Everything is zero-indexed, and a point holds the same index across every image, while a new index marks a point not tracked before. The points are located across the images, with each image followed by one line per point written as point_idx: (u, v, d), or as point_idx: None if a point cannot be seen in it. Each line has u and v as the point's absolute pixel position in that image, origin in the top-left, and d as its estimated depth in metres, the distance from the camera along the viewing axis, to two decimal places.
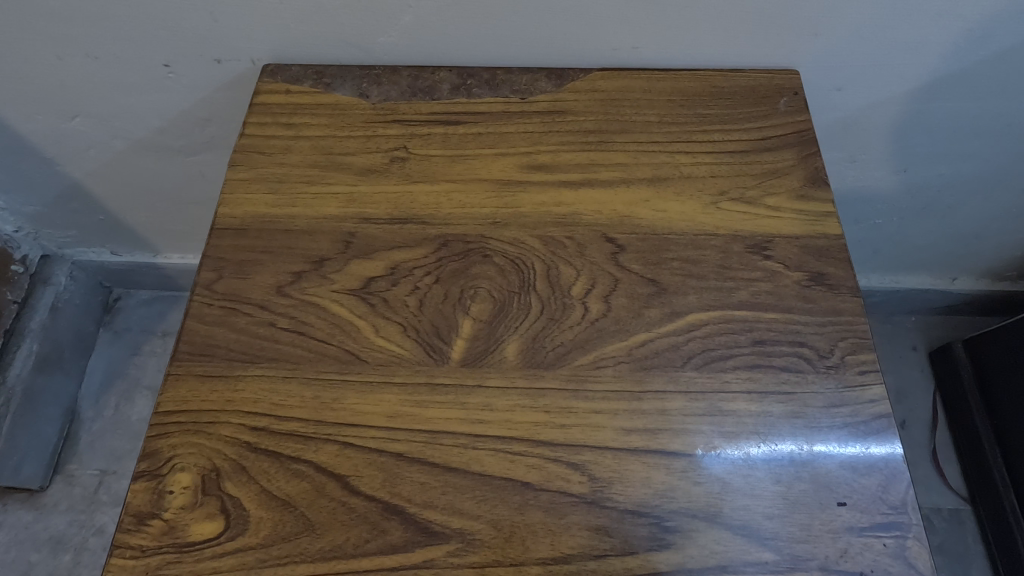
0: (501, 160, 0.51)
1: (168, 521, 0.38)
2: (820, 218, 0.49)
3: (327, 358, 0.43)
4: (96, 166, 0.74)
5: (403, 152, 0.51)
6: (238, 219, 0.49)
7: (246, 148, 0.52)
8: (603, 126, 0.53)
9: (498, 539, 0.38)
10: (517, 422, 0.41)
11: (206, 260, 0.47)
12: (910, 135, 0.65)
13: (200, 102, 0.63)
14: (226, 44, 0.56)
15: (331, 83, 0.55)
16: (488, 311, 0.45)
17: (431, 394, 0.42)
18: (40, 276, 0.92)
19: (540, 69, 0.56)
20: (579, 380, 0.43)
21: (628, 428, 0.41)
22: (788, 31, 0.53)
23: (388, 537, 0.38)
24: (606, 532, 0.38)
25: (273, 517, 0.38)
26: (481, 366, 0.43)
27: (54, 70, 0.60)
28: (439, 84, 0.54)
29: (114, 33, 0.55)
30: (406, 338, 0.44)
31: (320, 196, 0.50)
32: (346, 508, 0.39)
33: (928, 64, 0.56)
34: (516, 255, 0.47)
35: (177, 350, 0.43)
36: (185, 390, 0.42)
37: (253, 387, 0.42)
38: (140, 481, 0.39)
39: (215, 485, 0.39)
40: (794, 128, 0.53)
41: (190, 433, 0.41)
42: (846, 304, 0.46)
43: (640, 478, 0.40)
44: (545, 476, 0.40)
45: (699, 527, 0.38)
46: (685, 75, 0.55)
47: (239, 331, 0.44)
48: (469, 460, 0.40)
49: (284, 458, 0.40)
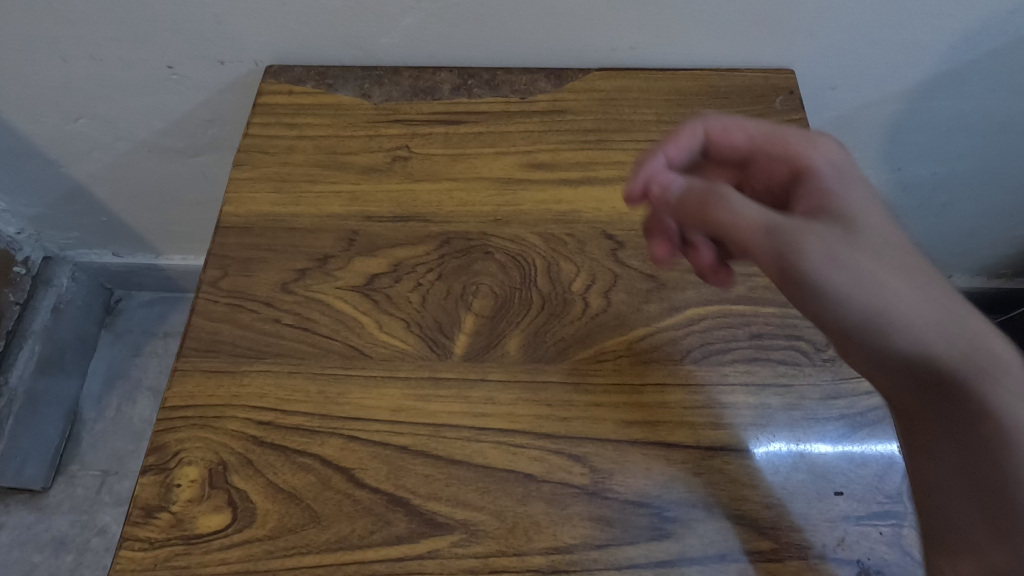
0: (502, 159, 0.52)
1: (176, 514, 0.39)
2: None
3: (332, 354, 0.44)
4: (98, 167, 0.74)
5: (405, 151, 0.52)
6: (242, 217, 0.49)
7: (249, 147, 0.52)
8: (602, 125, 0.53)
9: (501, 529, 0.39)
10: (519, 415, 0.42)
11: (211, 259, 0.48)
12: (905, 134, 0.65)
13: (202, 103, 0.63)
14: (230, 45, 0.56)
15: (333, 83, 0.55)
16: (490, 307, 0.45)
17: (434, 388, 0.43)
18: (42, 277, 0.92)
19: (539, 69, 0.56)
20: (579, 374, 0.43)
21: (629, 420, 0.42)
22: (784, 31, 0.54)
23: (393, 528, 0.38)
24: (607, 523, 0.39)
25: (280, 509, 0.39)
26: (483, 360, 0.44)
27: (57, 69, 0.60)
28: (440, 84, 0.55)
29: (117, 34, 0.56)
30: (409, 333, 0.45)
31: (323, 194, 0.50)
32: (352, 500, 0.39)
33: (922, 63, 0.57)
34: (517, 251, 0.48)
35: (183, 347, 0.44)
36: (192, 385, 0.43)
37: (259, 382, 0.43)
38: (148, 474, 0.40)
39: (222, 478, 0.40)
40: (790, 126, 0.53)
41: (197, 427, 0.41)
42: None
43: (641, 469, 0.40)
44: (547, 468, 0.40)
45: (698, 517, 0.39)
46: (683, 75, 0.56)
47: (244, 327, 0.45)
48: (472, 452, 0.41)
49: (289, 452, 0.41)
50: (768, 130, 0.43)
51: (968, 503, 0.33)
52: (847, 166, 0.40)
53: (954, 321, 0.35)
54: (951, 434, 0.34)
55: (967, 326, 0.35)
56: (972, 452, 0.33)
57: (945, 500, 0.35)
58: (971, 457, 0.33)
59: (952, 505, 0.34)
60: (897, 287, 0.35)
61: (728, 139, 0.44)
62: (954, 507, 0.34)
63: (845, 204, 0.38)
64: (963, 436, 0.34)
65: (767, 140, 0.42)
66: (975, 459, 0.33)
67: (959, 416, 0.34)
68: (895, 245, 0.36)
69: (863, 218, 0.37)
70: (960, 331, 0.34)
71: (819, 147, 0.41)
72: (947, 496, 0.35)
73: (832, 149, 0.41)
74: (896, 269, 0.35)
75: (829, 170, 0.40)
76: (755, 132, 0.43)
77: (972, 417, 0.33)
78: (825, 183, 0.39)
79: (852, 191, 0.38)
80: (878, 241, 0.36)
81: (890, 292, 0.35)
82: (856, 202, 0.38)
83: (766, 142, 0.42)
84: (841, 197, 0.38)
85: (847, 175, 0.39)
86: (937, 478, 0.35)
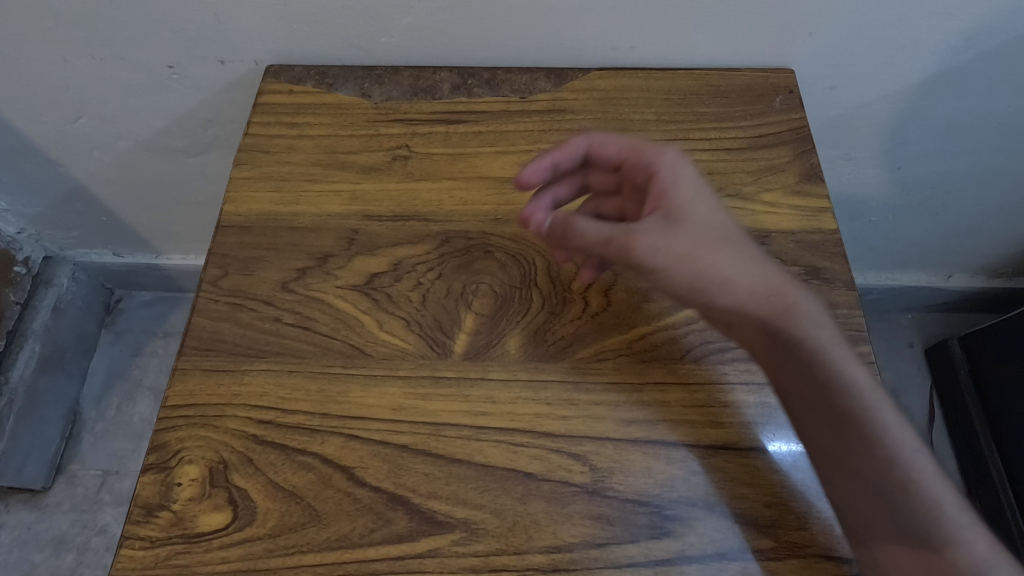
0: (502, 158, 0.52)
1: (176, 513, 0.39)
2: (815, 214, 0.50)
3: (332, 353, 0.44)
4: (98, 167, 0.74)
5: (405, 150, 0.52)
6: (242, 217, 0.50)
7: (250, 147, 0.53)
8: (602, 124, 0.53)
9: (501, 527, 0.39)
10: (519, 414, 0.42)
11: (211, 258, 0.48)
12: (904, 133, 0.65)
13: (202, 103, 0.63)
14: (229, 45, 0.56)
15: (333, 83, 0.55)
16: (490, 306, 0.46)
17: (434, 387, 0.43)
18: (42, 277, 0.92)
19: (539, 69, 0.56)
20: (579, 373, 0.43)
21: (629, 419, 0.42)
22: (784, 30, 0.54)
23: (393, 527, 0.39)
24: (607, 521, 0.39)
25: (280, 508, 0.39)
26: (483, 359, 0.44)
27: (57, 69, 0.60)
28: (440, 83, 0.55)
29: (118, 35, 0.56)
30: (409, 333, 0.45)
31: (324, 194, 0.50)
32: (352, 499, 0.39)
33: (920, 63, 0.57)
34: (516, 250, 0.48)
35: (183, 346, 0.44)
36: (192, 384, 0.43)
37: (260, 381, 0.43)
38: (148, 473, 0.40)
39: (223, 477, 0.40)
40: (789, 126, 0.54)
41: (198, 426, 0.41)
42: (841, 297, 0.47)
43: (640, 468, 0.40)
44: (547, 466, 0.40)
45: (698, 516, 0.39)
46: (683, 73, 0.56)
47: (245, 326, 0.45)
48: (472, 451, 0.41)
49: (290, 451, 0.41)
50: (631, 142, 0.44)
51: (889, 497, 0.37)
52: (688, 169, 0.43)
53: (777, 293, 0.39)
54: (855, 437, 0.38)
55: (793, 303, 0.39)
56: (880, 449, 0.37)
57: (871, 500, 0.38)
58: (879, 454, 0.37)
59: (881, 501, 0.37)
60: (730, 266, 0.39)
61: (603, 154, 0.45)
62: (883, 503, 0.37)
63: (680, 201, 0.41)
64: (864, 436, 0.38)
65: (631, 154, 0.44)
66: (883, 455, 0.37)
67: (856, 419, 0.38)
68: (721, 230, 0.40)
69: (692, 210, 0.41)
70: (792, 311, 0.39)
71: (671, 157, 0.43)
72: (875, 495, 0.37)
73: (677, 156, 0.43)
74: (727, 251, 0.39)
75: (676, 174, 0.42)
76: (622, 146, 0.45)
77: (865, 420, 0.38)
78: (666, 184, 0.42)
79: (687, 189, 0.41)
80: (703, 227, 0.40)
81: (721, 271, 0.38)
82: (688, 198, 0.41)
83: (631, 155, 0.44)
84: (675, 195, 0.41)
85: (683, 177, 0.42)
86: (856, 481, 0.38)
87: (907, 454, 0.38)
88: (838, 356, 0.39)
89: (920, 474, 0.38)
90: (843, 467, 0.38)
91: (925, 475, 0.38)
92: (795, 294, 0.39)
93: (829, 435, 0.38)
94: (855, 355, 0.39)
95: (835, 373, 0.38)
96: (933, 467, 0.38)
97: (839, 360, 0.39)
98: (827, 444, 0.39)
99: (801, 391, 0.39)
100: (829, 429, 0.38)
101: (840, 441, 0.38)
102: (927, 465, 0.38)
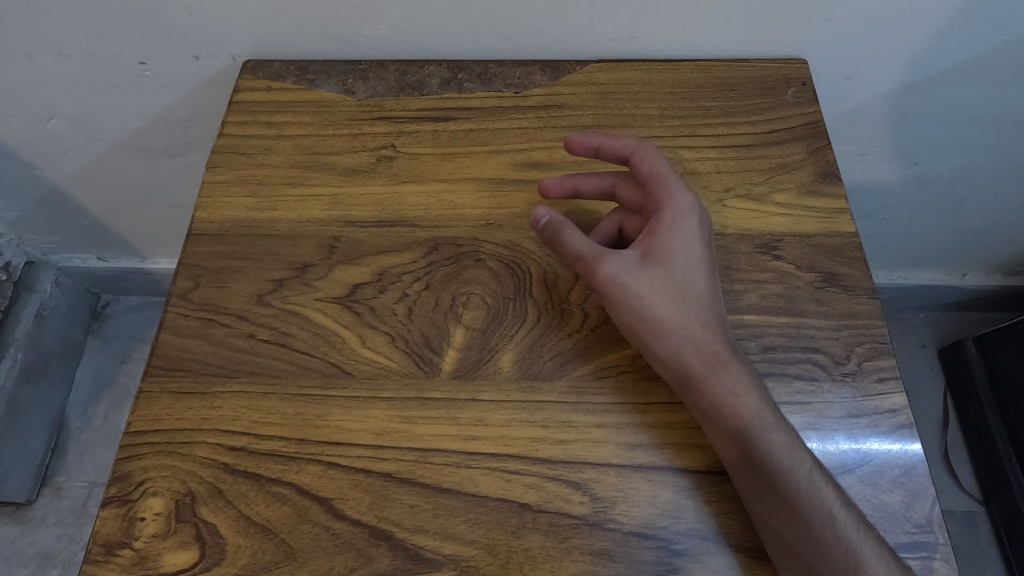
0: (494, 158, 0.49)
1: (139, 551, 0.36)
2: (831, 215, 0.46)
3: (310, 372, 0.41)
4: (74, 170, 0.71)
5: (391, 151, 0.49)
6: (215, 224, 0.46)
7: (224, 148, 0.49)
8: (602, 120, 0.50)
9: (493, 565, 0.35)
10: (513, 438, 0.38)
11: (182, 268, 0.44)
12: (924, 126, 0.61)
13: (180, 100, 0.60)
14: (205, 40, 0.53)
15: (314, 79, 0.52)
16: (481, 319, 0.42)
17: (421, 409, 0.39)
18: (24, 282, 0.89)
19: (534, 62, 0.53)
20: (579, 393, 0.40)
21: (633, 443, 0.38)
22: (797, 20, 0.50)
23: (375, 565, 0.35)
24: (608, 558, 0.36)
25: (252, 545, 0.36)
26: (473, 377, 0.40)
27: (24, 69, 0.57)
28: (428, 78, 0.52)
29: (82, 27, 0.52)
30: (395, 349, 0.41)
31: (303, 198, 0.47)
32: (331, 535, 0.36)
33: (947, 50, 0.53)
34: (510, 258, 0.44)
35: (149, 366, 0.41)
36: (158, 408, 0.39)
37: (231, 404, 0.39)
38: (109, 507, 0.37)
39: (190, 511, 0.36)
40: (803, 120, 0.50)
41: (164, 455, 0.38)
42: (861, 306, 0.43)
43: (645, 498, 0.37)
44: (543, 496, 0.37)
45: (709, 550, 0.36)
46: (687, 66, 0.53)
47: (217, 344, 0.42)
48: (462, 480, 0.37)
49: (263, 481, 0.37)
50: (664, 170, 0.43)
51: (809, 557, 0.35)
52: (693, 221, 0.42)
53: (710, 348, 0.39)
54: (778, 494, 0.36)
55: (728, 356, 0.39)
56: (801, 509, 0.35)
57: (794, 560, 0.35)
58: (801, 514, 0.35)
59: (803, 562, 0.35)
60: (668, 314, 0.40)
61: (638, 167, 0.44)
62: (803, 566, 0.35)
63: (670, 245, 0.41)
64: (781, 496, 0.36)
65: (657, 181, 0.43)
66: (804, 513, 0.35)
67: (775, 477, 0.36)
68: (693, 285, 0.40)
69: (678, 255, 0.41)
70: (725, 361, 0.39)
71: (685, 202, 0.42)
72: (796, 559, 0.35)
73: (688, 204, 0.42)
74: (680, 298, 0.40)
75: (680, 219, 0.42)
76: (655, 169, 0.43)
77: (798, 480, 0.36)
78: (666, 224, 0.41)
79: (682, 235, 0.41)
80: (681, 274, 0.40)
81: (655, 319, 0.39)
82: (680, 242, 0.41)
83: (654, 182, 0.43)
84: (670, 236, 0.41)
85: (683, 224, 0.41)
86: (777, 540, 0.35)
87: (827, 515, 0.35)
88: (763, 413, 0.37)
89: (847, 537, 0.35)
90: (767, 526, 0.36)
91: (850, 538, 0.35)
92: (732, 349, 0.39)
93: (754, 491, 0.36)
94: (782, 417, 0.38)
95: (758, 426, 0.37)
96: (862, 528, 0.35)
97: (765, 416, 0.37)
98: (754, 502, 0.36)
99: (731, 442, 0.37)
100: (755, 484, 0.36)
101: (763, 497, 0.36)
102: (853, 528, 0.35)
